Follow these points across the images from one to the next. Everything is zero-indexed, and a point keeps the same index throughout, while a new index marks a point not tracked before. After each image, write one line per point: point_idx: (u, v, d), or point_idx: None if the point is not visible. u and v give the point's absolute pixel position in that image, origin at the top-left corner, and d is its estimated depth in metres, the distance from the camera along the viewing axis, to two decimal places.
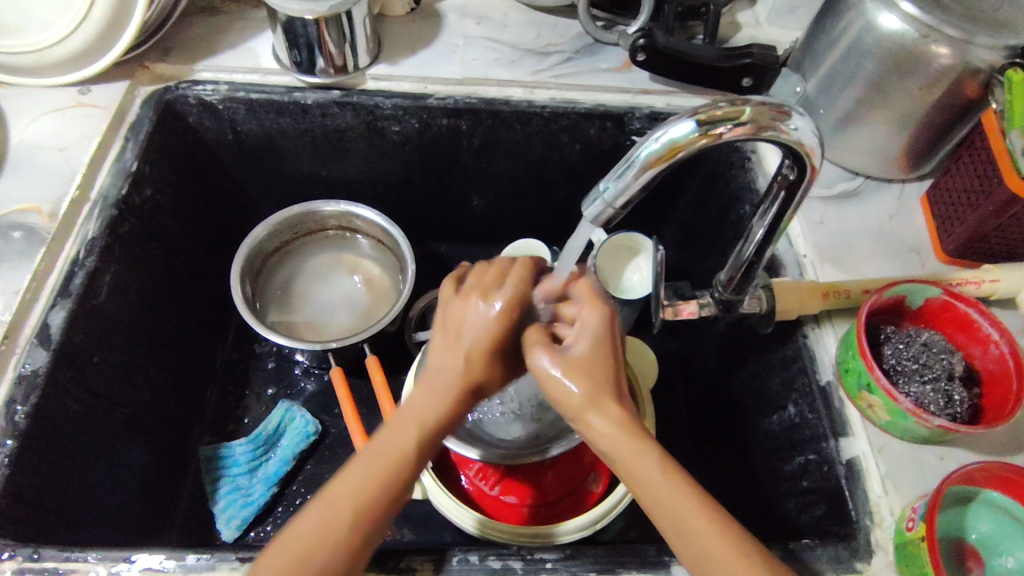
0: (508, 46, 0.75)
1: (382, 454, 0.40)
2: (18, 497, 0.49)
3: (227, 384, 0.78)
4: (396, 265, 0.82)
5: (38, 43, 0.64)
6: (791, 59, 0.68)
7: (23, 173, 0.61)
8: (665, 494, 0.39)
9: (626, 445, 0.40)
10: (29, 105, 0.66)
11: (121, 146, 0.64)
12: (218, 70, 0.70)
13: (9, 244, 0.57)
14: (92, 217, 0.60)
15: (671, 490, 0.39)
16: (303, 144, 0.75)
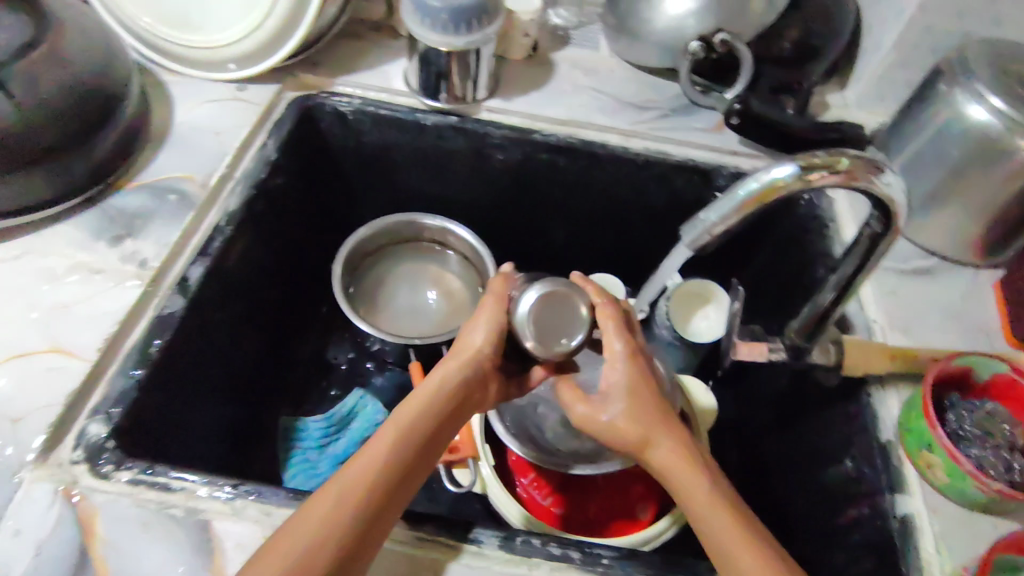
0: (611, 96, 0.82)
1: (413, 408, 0.50)
2: (138, 421, 0.55)
3: (309, 365, 0.84)
4: (478, 282, 0.88)
5: (214, 41, 0.74)
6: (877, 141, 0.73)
7: (182, 147, 0.70)
8: (701, 503, 0.48)
9: (678, 463, 0.50)
10: (194, 92, 0.76)
11: (264, 138, 0.73)
12: (355, 85, 0.79)
13: (164, 205, 0.65)
14: (234, 193, 0.68)
15: (707, 503, 0.48)
16: (415, 160, 0.83)
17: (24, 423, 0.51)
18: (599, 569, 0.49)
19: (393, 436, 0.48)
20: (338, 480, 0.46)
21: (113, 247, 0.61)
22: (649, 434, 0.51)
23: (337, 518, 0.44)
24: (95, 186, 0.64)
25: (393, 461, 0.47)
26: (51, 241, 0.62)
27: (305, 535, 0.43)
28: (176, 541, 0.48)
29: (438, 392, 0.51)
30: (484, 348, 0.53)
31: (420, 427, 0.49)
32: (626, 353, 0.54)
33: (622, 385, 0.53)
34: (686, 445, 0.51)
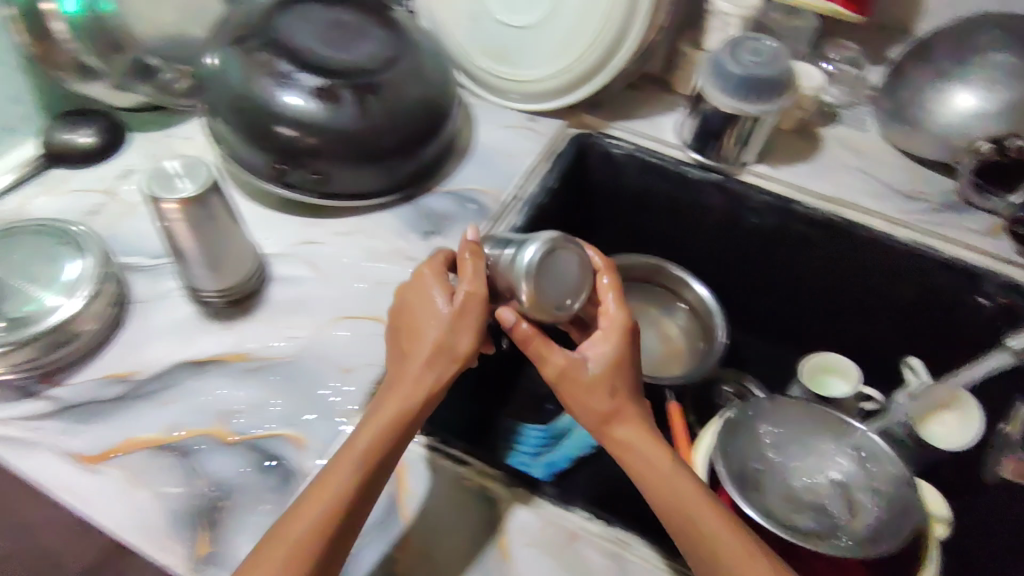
0: (880, 182, 0.83)
1: (388, 402, 0.51)
2: None
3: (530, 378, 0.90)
4: (699, 335, 0.89)
5: (521, 76, 0.81)
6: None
7: (481, 164, 0.79)
8: (692, 502, 0.49)
9: (664, 471, 0.51)
10: (493, 116, 0.85)
11: (544, 166, 0.81)
12: (629, 132, 0.86)
13: (466, 211, 0.73)
14: (517, 211, 0.75)
15: (697, 500, 0.49)
16: (667, 209, 0.87)
17: (352, 374, 0.60)
18: None
19: (370, 436, 0.49)
20: (331, 470, 0.47)
21: (424, 240, 0.70)
22: (620, 411, 0.53)
23: (324, 508, 0.45)
24: (413, 184, 0.74)
25: (369, 458, 0.48)
26: (374, 224, 0.72)
27: (305, 523, 0.45)
28: (477, 519, 0.53)
29: (406, 390, 0.51)
30: (463, 340, 0.52)
31: (406, 429, 0.50)
32: (622, 326, 0.55)
33: (609, 353, 0.54)
34: (645, 426, 0.53)
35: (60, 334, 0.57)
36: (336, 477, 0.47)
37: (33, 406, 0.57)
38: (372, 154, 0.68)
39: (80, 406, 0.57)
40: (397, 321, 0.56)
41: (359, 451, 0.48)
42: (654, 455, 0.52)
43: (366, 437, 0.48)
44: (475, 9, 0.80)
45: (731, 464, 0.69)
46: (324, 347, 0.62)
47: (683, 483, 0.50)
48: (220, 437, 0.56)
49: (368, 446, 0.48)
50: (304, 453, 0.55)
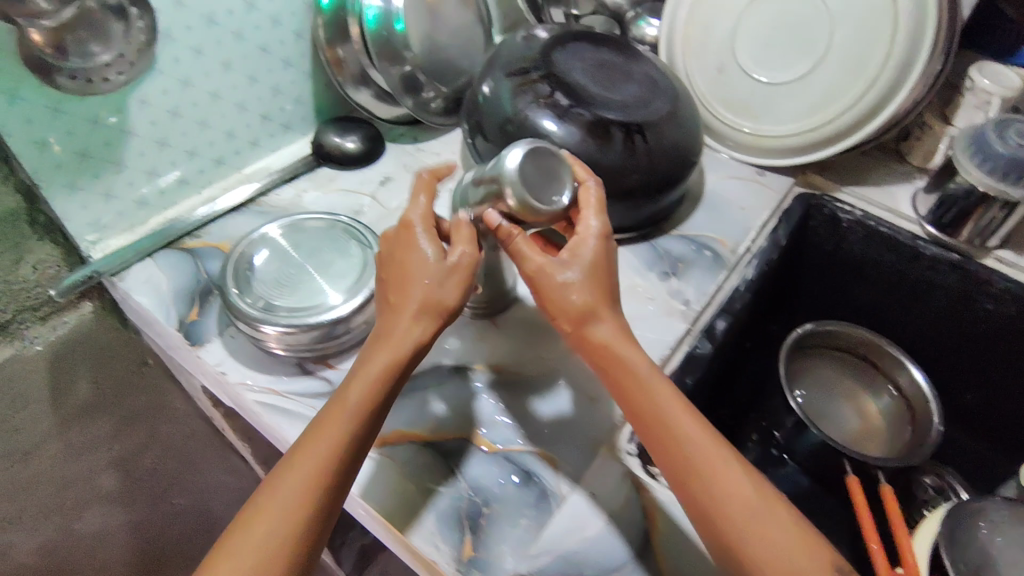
0: None
1: (379, 356, 0.49)
2: None
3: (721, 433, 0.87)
4: (905, 417, 0.83)
5: (762, 129, 0.82)
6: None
7: (713, 213, 0.80)
8: (752, 519, 0.44)
9: (667, 432, 0.47)
10: (722, 166, 0.86)
11: (776, 223, 0.80)
12: (859, 197, 0.84)
13: (702, 258, 0.74)
14: (751, 263, 0.75)
15: (761, 517, 0.44)
16: (889, 282, 0.84)
17: (598, 404, 0.62)
18: None
19: (362, 392, 0.48)
20: (326, 424, 0.47)
21: (663, 280, 0.71)
22: (647, 386, 0.49)
23: (313, 464, 0.45)
24: (652, 227, 0.76)
25: (363, 409, 0.47)
26: None
27: (295, 481, 0.45)
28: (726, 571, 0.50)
29: (402, 345, 0.49)
30: (457, 304, 0.52)
31: (375, 364, 0.48)
32: (600, 229, 0.52)
33: (589, 256, 0.51)
34: (684, 409, 0.48)
35: (339, 325, 0.60)
36: (325, 433, 0.46)
37: (311, 383, 0.60)
38: (622, 190, 0.70)
39: None
40: (387, 277, 0.53)
41: (353, 406, 0.47)
42: (606, 334, 0.50)
43: (355, 389, 0.48)
44: (724, 61, 0.82)
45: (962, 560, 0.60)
46: (573, 374, 0.64)
47: (730, 489, 0.45)
48: (482, 446, 0.58)
49: (359, 399, 0.47)
50: (557, 473, 0.56)
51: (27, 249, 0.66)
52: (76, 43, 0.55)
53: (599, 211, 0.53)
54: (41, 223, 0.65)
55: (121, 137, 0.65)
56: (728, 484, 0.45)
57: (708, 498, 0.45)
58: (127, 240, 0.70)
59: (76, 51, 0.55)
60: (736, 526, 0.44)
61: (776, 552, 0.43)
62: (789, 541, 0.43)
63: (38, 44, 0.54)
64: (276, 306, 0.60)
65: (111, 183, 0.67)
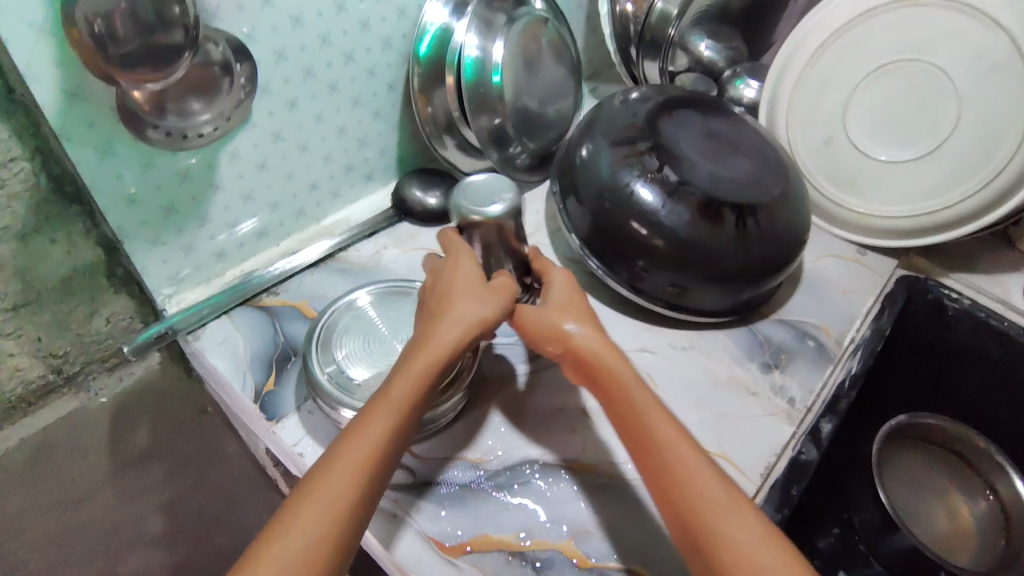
0: None
1: (424, 354, 0.46)
2: None
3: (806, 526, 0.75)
4: (1000, 527, 0.78)
5: (869, 210, 0.77)
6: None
7: (813, 294, 0.75)
8: (743, 534, 0.40)
9: (654, 439, 0.45)
10: (818, 242, 0.81)
11: (880, 308, 0.75)
12: (966, 284, 0.78)
13: (805, 349, 0.69)
14: (855, 355, 0.70)
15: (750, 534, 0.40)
16: (994, 377, 0.78)
17: None
18: None
19: (407, 389, 0.44)
20: (367, 420, 0.43)
21: (766, 373, 0.66)
22: (629, 397, 0.47)
23: (355, 460, 0.41)
24: (752, 311, 0.71)
25: (405, 408, 0.44)
26: (709, 343, 0.69)
27: (335, 478, 0.40)
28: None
29: (446, 347, 0.47)
30: (500, 317, 0.50)
31: (422, 364, 0.46)
32: (567, 274, 0.57)
33: (561, 293, 0.55)
34: (670, 421, 0.46)
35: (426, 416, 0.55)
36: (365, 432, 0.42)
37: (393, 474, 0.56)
38: (727, 274, 0.65)
39: (433, 485, 0.56)
40: (429, 294, 0.53)
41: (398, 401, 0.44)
42: (590, 340, 0.50)
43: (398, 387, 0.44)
44: (832, 131, 0.78)
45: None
46: None
47: (720, 501, 0.42)
48: (575, 559, 0.52)
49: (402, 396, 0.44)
50: None
51: (104, 300, 0.64)
52: (176, 102, 0.51)
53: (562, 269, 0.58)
54: (117, 276, 0.63)
55: (207, 191, 0.62)
56: (715, 495, 0.42)
57: (699, 511, 0.42)
58: (205, 293, 0.67)
59: (175, 110, 0.52)
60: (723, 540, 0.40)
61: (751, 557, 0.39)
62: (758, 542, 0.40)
63: (137, 102, 0.50)
64: (356, 384, 0.56)
65: (193, 237, 0.64)
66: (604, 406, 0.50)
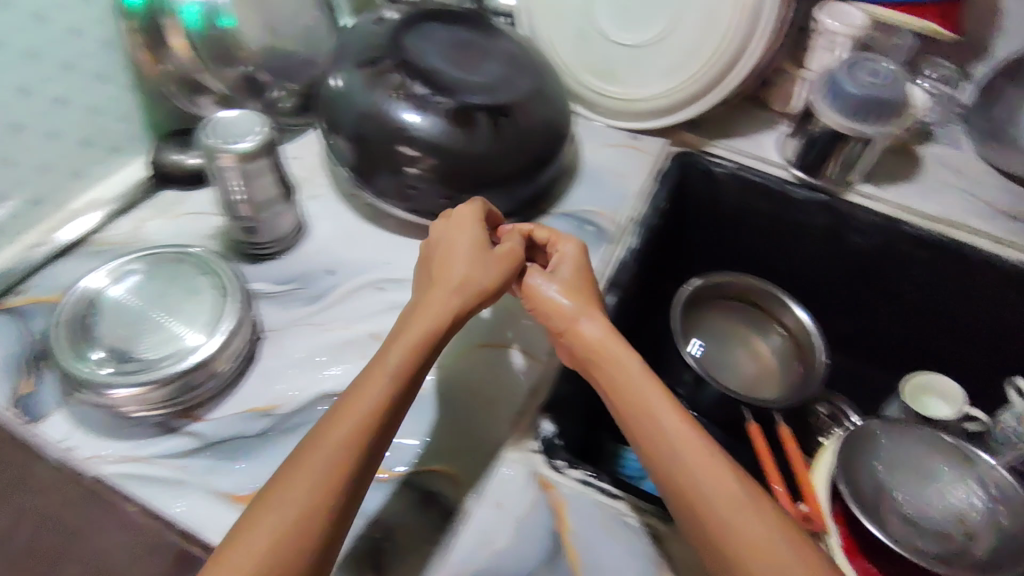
0: (982, 202, 0.83)
1: (415, 326, 0.51)
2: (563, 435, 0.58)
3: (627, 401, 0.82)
4: (793, 355, 0.87)
5: (631, 95, 0.81)
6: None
7: (592, 184, 0.78)
8: (710, 473, 0.45)
9: (633, 386, 0.51)
10: (594, 133, 0.84)
11: (654, 185, 0.80)
12: (730, 149, 0.85)
13: (585, 234, 0.73)
14: (634, 231, 0.75)
15: (717, 471, 0.46)
16: (766, 226, 0.87)
17: (495, 406, 0.59)
18: None
19: (402, 353, 0.49)
20: (363, 387, 0.47)
21: None
22: (609, 358, 0.53)
23: (346, 428, 0.45)
24: (532, 208, 0.74)
25: (398, 380, 0.48)
26: None
27: (326, 449, 0.43)
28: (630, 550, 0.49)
29: (438, 315, 0.52)
30: (495, 281, 0.56)
31: (411, 334, 0.50)
32: (579, 248, 0.62)
33: (568, 268, 0.60)
34: (642, 368, 0.52)
35: (197, 372, 0.54)
36: (358, 401, 0.46)
37: (175, 443, 0.53)
38: (494, 176, 0.66)
39: (222, 443, 0.53)
40: (431, 252, 0.58)
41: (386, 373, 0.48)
42: (593, 332, 0.55)
43: (384, 360, 0.48)
44: (584, 27, 0.80)
45: (855, 483, 0.69)
46: (471, 381, 0.61)
47: (680, 433, 0.48)
48: (377, 475, 0.52)
49: (394, 369, 0.48)
50: (460, 490, 0.52)
51: None
52: None
53: (570, 238, 0.63)
54: None
55: None
56: (687, 437, 0.47)
57: (679, 455, 0.47)
58: None
59: None
60: (693, 477, 0.45)
61: (739, 518, 0.44)
62: (742, 500, 0.44)
63: None
64: (123, 363, 0.54)
65: None
66: (573, 362, 0.57)
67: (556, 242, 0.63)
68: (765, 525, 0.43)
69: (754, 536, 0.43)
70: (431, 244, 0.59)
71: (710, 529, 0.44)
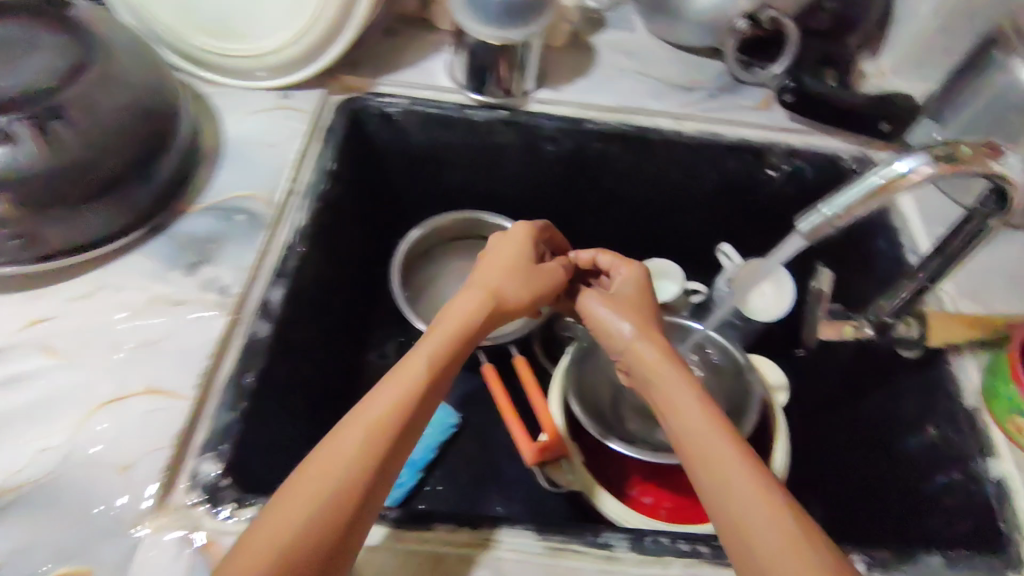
0: (657, 81, 0.82)
1: (393, 387, 0.49)
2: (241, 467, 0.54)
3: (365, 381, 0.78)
4: None
5: (260, 48, 0.71)
6: (909, 131, 0.76)
7: (238, 162, 0.68)
8: (738, 491, 0.43)
9: (684, 408, 0.50)
10: (237, 103, 0.73)
11: (319, 146, 0.71)
12: (399, 85, 0.78)
13: (232, 226, 0.63)
14: (300, 207, 0.66)
15: (745, 489, 0.43)
16: (463, 156, 0.82)
17: (137, 468, 0.51)
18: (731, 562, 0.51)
19: (389, 407, 0.48)
20: (315, 461, 0.45)
21: (190, 274, 0.60)
22: (655, 386, 0.53)
23: (317, 506, 0.42)
24: (162, 213, 0.63)
25: (371, 441, 0.46)
26: (122, 274, 0.60)
27: (263, 541, 0.41)
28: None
29: (439, 346, 0.54)
30: (486, 307, 0.58)
31: (373, 409, 0.48)
32: (630, 262, 0.67)
33: (559, 279, 0.65)
34: (689, 378, 0.52)
35: None
36: (310, 466, 0.45)
37: None
38: (73, 199, 0.54)
39: None
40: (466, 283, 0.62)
41: (434, 350, 0.53)
42: (648, 351, 0.55)
43: (349, 436, 0.46)
44: None
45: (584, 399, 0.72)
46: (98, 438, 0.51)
47: (724, 445, 0.46)
48: None
49: (354, 444, 0.45)
50: None
51: None
52: None
53: (637, 265, 0.66)
54: None
55: None
56: (723, 452, 0.46)
57: (712, 469, 0.45)
58: None
59: None
60: (721, 492, 0.44)
61: (736, 504, 0.43)
62: (750, 502, 0.43)
63: None
64: None
65: None
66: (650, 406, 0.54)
67: (616, 267, 0.67)
68: (786, 517, 0.42)
69: (778, 541, 0.40)
70: (483, 256, 0.66)
71: (747, 546, 0.41)
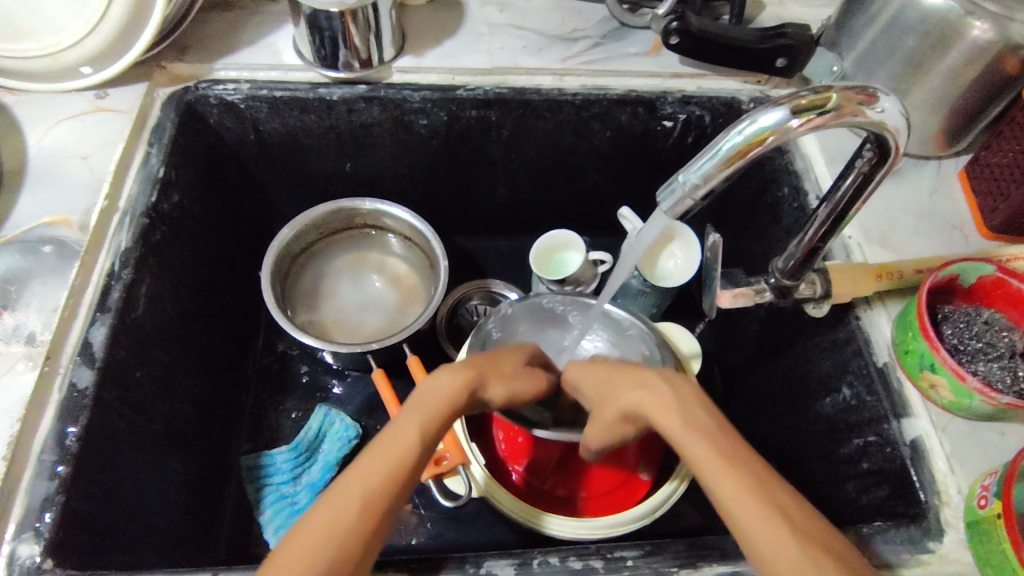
0: (534, 33, 0.73)
1: (369, 468, 0.42)
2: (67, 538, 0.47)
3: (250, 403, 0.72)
4: (426, 263, 0.81)
5: (53, 44, 0.60)
6: (808, 65, 0.69)
7: (45, 184, 0.58)
8: (747, 500, 0.38)
9: (688, 425, 0.44)
10: (43, 112, 0.62)
11: (146, 151, 0.62)
12: (239, 67, 0.67)
13: (40, 260, 0.54)
14: (124, 227, 0.58)
15: (754, 495, 0.38)
16: (328, 142, 0.73)
17: None
18: (626, 573, 0.47)
19: (360, 492, 0.41)
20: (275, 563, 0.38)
21: None
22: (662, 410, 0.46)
23: None
24: None
25: (343, 530, 0.39)
26: None
27: None
28: None
29: (422, 430, 0.46)
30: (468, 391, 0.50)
31: (345, 496, 0.41)
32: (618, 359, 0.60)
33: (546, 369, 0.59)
34: (687, 396, 0.47)
35: None
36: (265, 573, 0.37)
37: None
38: None
39: None
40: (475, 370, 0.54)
41: (435, 420, 0.47)
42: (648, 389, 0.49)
43: (321, 521, 0.39)
44: None
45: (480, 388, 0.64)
46: None
47: (729, 456, 0.41)
48: None
49: (323, 529, 0.39)
50: None
51: None
52: None
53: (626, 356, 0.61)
54: None
55: None
56: (720, 461, 0.41)
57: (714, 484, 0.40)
58: None
59: None
60: (726, 504, 0.39)
61: (745, 519, 0.38)
62: (754, 509, 0.38)
63: None
64: None
65: None
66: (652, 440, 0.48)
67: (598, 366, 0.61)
68: (810, 530, 0.37)
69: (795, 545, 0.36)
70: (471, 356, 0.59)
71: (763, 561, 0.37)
